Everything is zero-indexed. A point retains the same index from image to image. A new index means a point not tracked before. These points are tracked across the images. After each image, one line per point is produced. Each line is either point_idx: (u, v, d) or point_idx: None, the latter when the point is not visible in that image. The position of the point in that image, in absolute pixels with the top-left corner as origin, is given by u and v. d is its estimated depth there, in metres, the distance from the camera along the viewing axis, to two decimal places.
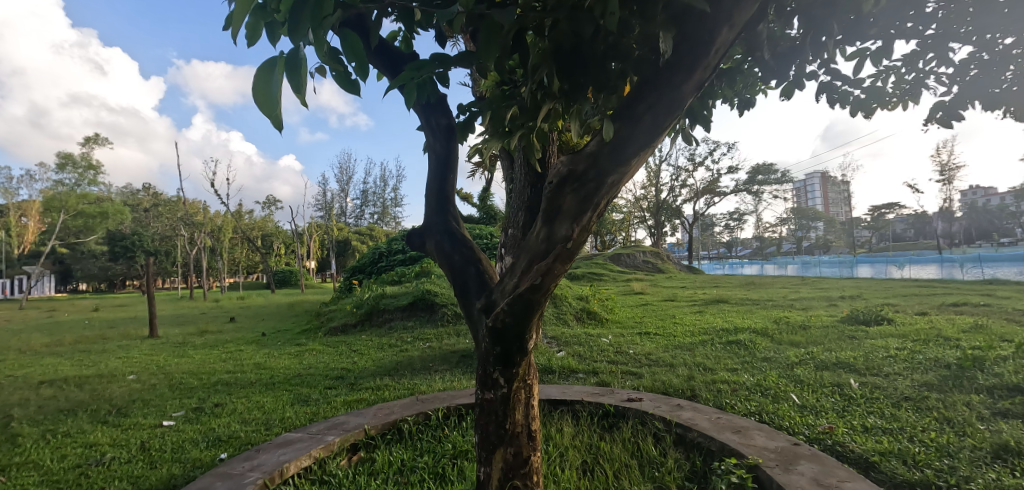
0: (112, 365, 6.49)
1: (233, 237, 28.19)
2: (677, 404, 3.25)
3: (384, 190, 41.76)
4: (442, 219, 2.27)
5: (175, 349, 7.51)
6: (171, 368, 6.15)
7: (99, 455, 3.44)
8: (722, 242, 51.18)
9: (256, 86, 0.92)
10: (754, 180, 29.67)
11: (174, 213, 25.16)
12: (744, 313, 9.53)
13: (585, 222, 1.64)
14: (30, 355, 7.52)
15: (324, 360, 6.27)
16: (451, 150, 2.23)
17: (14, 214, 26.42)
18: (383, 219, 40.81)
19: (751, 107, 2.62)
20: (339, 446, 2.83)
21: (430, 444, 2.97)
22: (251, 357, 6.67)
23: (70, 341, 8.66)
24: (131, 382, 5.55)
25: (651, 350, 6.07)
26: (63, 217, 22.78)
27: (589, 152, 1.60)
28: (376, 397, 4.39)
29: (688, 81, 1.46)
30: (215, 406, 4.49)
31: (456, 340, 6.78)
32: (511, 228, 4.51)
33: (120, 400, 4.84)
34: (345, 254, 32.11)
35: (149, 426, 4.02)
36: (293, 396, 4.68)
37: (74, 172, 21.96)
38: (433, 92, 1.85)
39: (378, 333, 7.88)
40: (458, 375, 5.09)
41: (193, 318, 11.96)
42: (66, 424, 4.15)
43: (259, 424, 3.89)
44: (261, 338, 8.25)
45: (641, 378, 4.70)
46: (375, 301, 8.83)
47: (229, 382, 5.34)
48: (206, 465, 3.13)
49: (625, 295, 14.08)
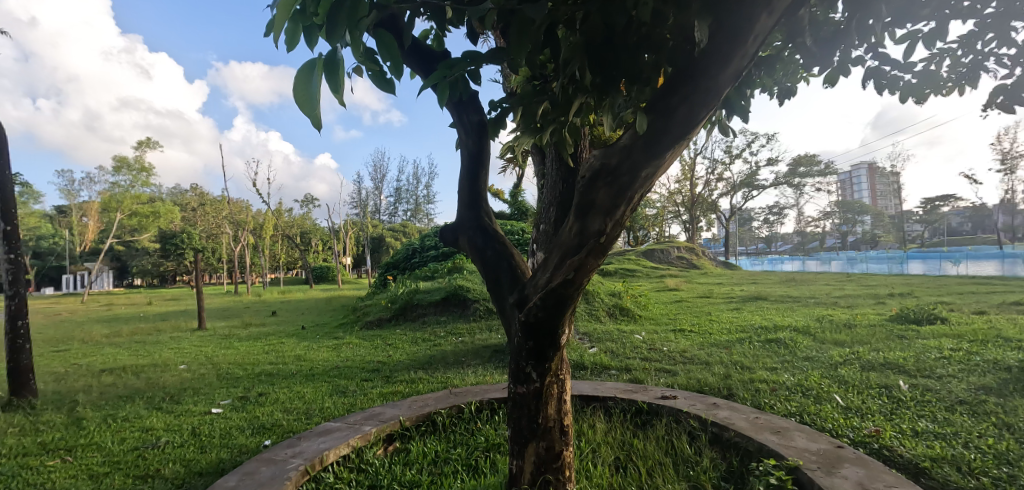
0: (165, 355, 6.89)
1: (274, 234, 29.30)
2: (714, 402, 3.16)
3: (416, 187, 42.50)
4: (475, 215, 2.30)
5: (222, 341, 7.88)
6: (218, 359, 6.46)
7: (154, 439, 3.66)
8: (761, 238, 49.56)
9: (297, 88, 1.02)
10: (795, 172, 28.55)
11: (219, 212, 26.39)
12: (785, 311, 9.20)
13: (620, 215, 1.63)
14: (93, 344, 8.08)
15: (361, 353, 6.46)
16: (482, 146, 2.26)
17: (75, 214, 28.26)
18: (416, 216, 41.69)
19: (792, 95, 2.54)
20: (376, 436, 2.91)
21: (463, 437, 3.03)
22: (292, 349, 6.94)
23: (126, 333, 9.20)
24: (182, 371, 5.87)
25: (686, 348, 5.96)
26: (119, 216, 24.21)
27: (622, 146, 1.58)
28: (411, 389, 4.48)
29: (724, 70, 1.42)
30: (259, 395, 4.70)
31: (488, 335, 6.81)
32: (543, 224, 4.54)
33: (172, 388, 5.14)
34: (379, 251, 32.81)
35: (200, 413, 4.25)
36: (332, 387, 4.84)
37: (129, 175, 23.16)
38: (465, 90, 1.90)
39: (412, 327, 8.05)
40: (490, 369, 5.15)
41: (239, 312, 12.55)
42: (125, 410, 4.42)
43: (300, 413, 4.05)
44: (301, 332, 8.58)
45: (675, 375, 4.64)
46: (409, 296, 9.02)
47: (272, 373, 5.58)
48: (252, 451, 3.28)
49: (659, 291, 13.81)
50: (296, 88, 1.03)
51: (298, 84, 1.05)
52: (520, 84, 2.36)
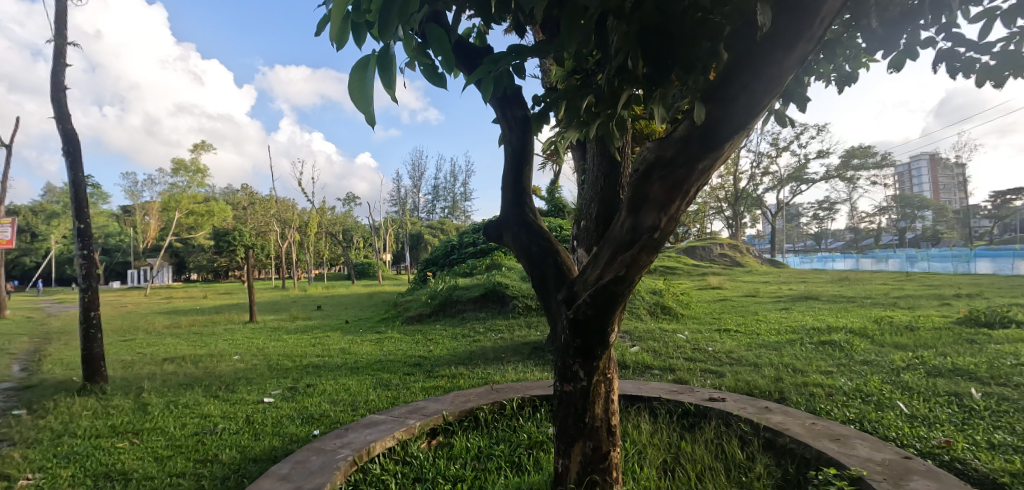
0: (220, 346, 7.26)
1: (319, 232, 30.36)
2: (767, 406, 3.02)
3: (454, 185, 43.02)
4: (520, 211, 2.28)
5: (272, 334, 8.23)
6: (269, 351, 6.74)
7: (212, 425, 3.85)
8: (810, 235, 47.33)
9: (352, 84, 1.05)
10: (848, 165, 27.03)
11: (268, 210, 27.58)
12: (839, 311, 8.73)
13: (675, 209, 1.56)
14: (155, 335, 8.62)
15: (402, 347, 6.59)
16: (527, 141, 2.25)
17: (139, 213, 30.20)
18: (454, 213, 42.24)
19: (853, 82, 2.37)
20: (420, 430, 2.95)
21: (505, 433, 3.03)
22: (337, 343, 7.17)
23: (185, 324, 9.75)
24: (236, 361, 6.17)
25: (732, 348, 5.74)
26: (178, 214, 25.67)
27: (677, 138, 1.52)
28: (452, 384, 4.53)
29: (789, 55, 1.33)
30: (307, 386, 4.88)
31: (527, 332, 6.81)
32: (585, 220, 4.48)
33: (227, 377, 5.40)
34: (418, 248, 33.40)
35: (253, 401, 4.44)
36: (375, 380, 4.96)
37: (185, 176, 24.47)
38: (510, 85, 1.91)
39: (452, 322, 8.15)
40: (529, 366, 5.13)
41: (287, 306, 13.09)
42: (185, 397, 4.69)
43: (346, 405, 4.17)
44: (344, 326, 8.84)
45: (722, 377, 4.48)
46: (448, 292, 9.13)
47: (319, 365, 5.77)
48: (302, 439, 3.40)
49: (701, 290, 13.40)
50: (352, 83, 1.06)
51: (352, 80, 1.08)
52: (564, 78, 2.33)
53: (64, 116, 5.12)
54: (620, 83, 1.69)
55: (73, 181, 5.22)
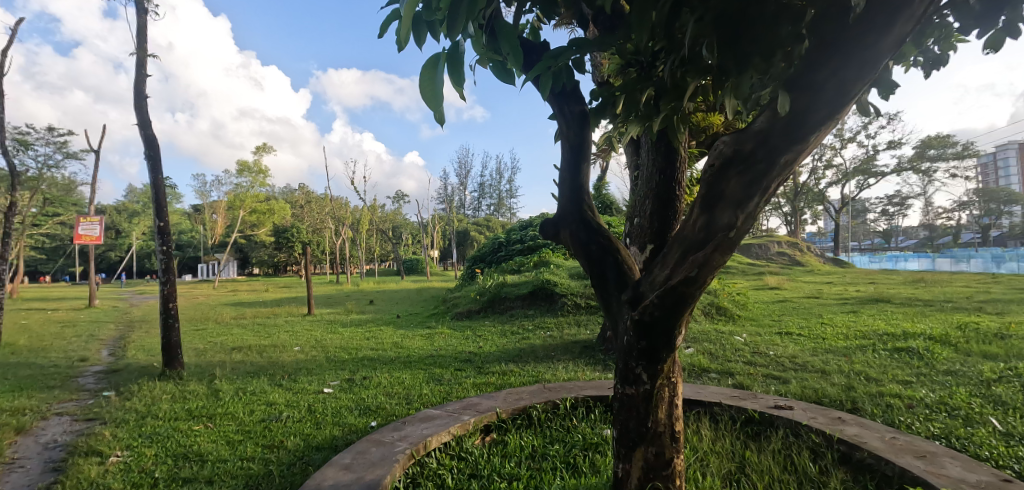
0: (283, 337, 7.66)
1: (370, 229, 31.42)
2: (840, 417, 2.83)
3: (499, 182, 43.33)
4: (578, 208, 2.23)
5: (328, 326, 8.59)
6: (327, 342, 7.05)
7: (277, 413, 4.06)
8: (878, 233, 44.13)
9: (424, 80, 1.07)
10: (923, 156, 24.96)
11: (323, 209, 28.82)
12: (915, 315, 8.05)
13: (753, 207, 1.47)
14: (224, 325, 9.21)
15: (452, 342, 6.70)
16: (584, 136, 2.19)
17: (208, 212, 32.39)
18: (499, 211, 42.55)
19: (941, 65, 2.11)
20: (474, 426, 2.98)
21: (559, 433, 3.00)
22: (390, 337, 7.38)
23: (250, 316, 10.35)
24: (297, 352, 6.49)
25: (795, 353, 5.43)
26: (242, 213, 27.29)
27: (757, 130, 1.44)
28: (503, 381, 4.55)
29: (887, 35, 1.22)
30: (364, 378, 5.05)
31: (576, 331, 6.74)
32: (638, 218, 4.37)
33: (290, 367, 5.70)
34: (464, 244, 33.86)
35: (314, 392, 4.64)
36: (428, 374, 5.07)
37: (249, 176, 25.96)
38: (568, 79, 1.87)
39: (501, 319, 8.19)
40: (581, 365, 5.07)
41: (342, 300, 13.62)
42: (252, 384, 4.96)
43: (401, 398, 4.27)
44: (395, 320, 9.09)
45: (787, 384, 4.24)
46: (496, 289, 9.19)
47: (373, 358, 5.96)
48: (361, 430, 3.52)
49: (758, 290, 12.79)
50: (423, 81, 1.07)
51: (422, 79, 1.09)
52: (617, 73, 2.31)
53: (145, 122, 5.53)
54: (685, 75, 1.63)
55: (153, 182, 5.64)
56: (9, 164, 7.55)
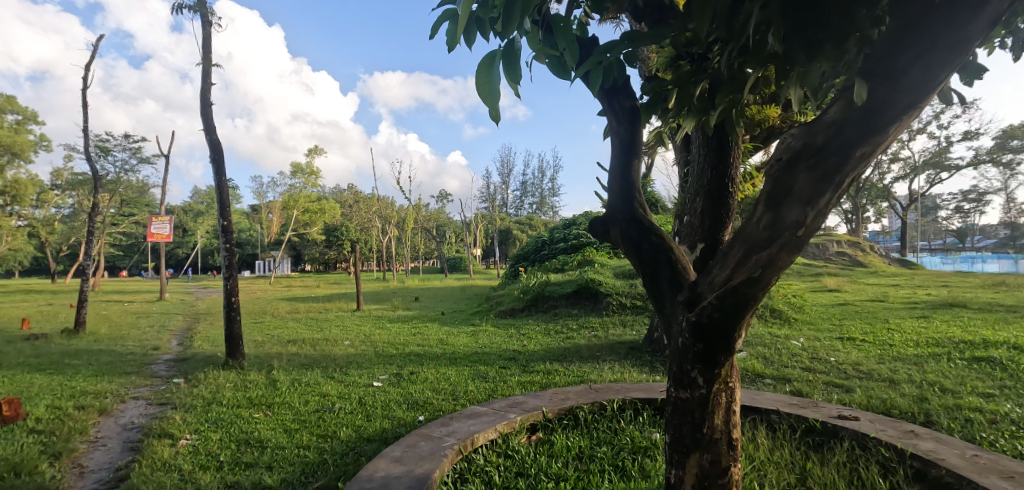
0: (334, 331, 7.98)
1: (415, 227, 32.13)
2: (912, 430, 2.62)
3: (542, 181, 43.21)
4: (629, 206, 2.19)
5: (377, 322, 8.86)
6: (375, 337, 7.27)
7: (330, 404, 4.22)
8: (951, 232, 40.78)
9: (480, 78, 1.08)
10: (1005, 148, 22.83)
11: (371, 208, 29.74)
12: (997, 323, 7.36)
13: (825, 204, 1.39)
14: (280, 318, 9.69)
15: (496, 340, 6.74)
16: (635, 133, 2.16)
17: (265, 211, 34.16)
18: (542, 209, 42.46)
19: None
20: (520, 425, 2.99)
21: (607, 435, 2.96)
22: (435, 333, 7.52)
23: (303, 310, 10.84)
24: (348, 346, 6.73)
25: (859, 360, 5.10)
26: (296, 212, 28.60)
27: (830, 122, 1.36)
28: (547, 380, 4.54)
29: (979, 16, 1.11)
30: (411, 373, 5.17)
31: (622, 331, 6.62)
32: (688, 215, 4.24)
33: (342, 360, 5.92)
34: (506, 243, 33.98)
35: (364, 385, 4.80)
36: (473, 371, 5.12)
37: (302, 178, 27.16)
38: (619, 74, 1.84)
39: (545, 318, 8.17)
40: (627, 366, 4.97)
41: (389, 296, 14.02)
42: (307, 376, 5.19)
43: (447, 394, 4.34)
44: (440, 317, 9.26)
45: (850, 392, 3.99)
46: (540, 287, 9.17)
47: (420, 354, 6.09)
48: (409, 424, 3.61)
49: (815, 292, 12.11)
50: (479, 79, 1.08)
51: (478, 75, 1.09)
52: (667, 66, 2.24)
53: (210, 127, 5.89)
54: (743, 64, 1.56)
55: (217, 183, 6.00)
56: (92, 168, 8.22)
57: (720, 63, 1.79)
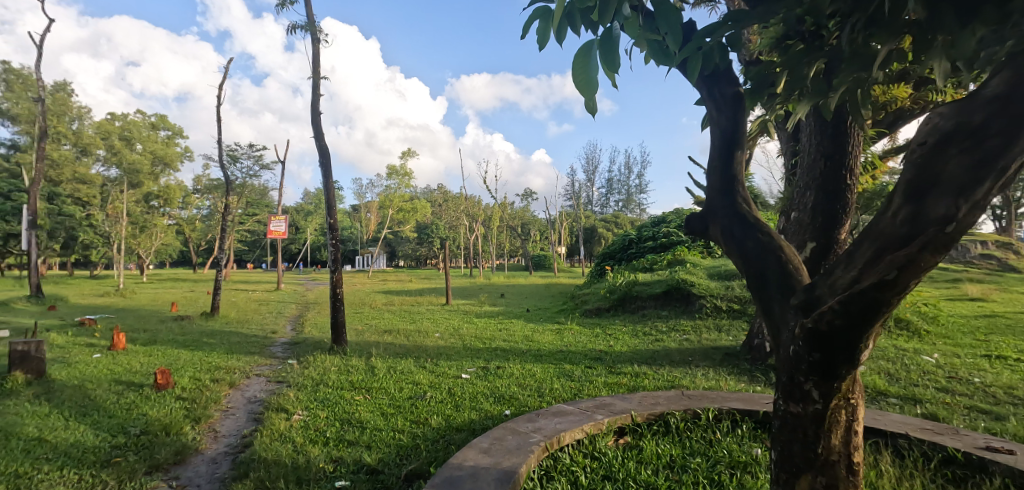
0: (426, 323, 8.40)
1: (500, 225, 32.75)
2: None
3: (628, 177, 41.93)
4: (732, 201, 2.04)
5: (465, 316, 9.18)
6: (464, 331, 7.52)
7: (422, 392, 4.44)
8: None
9: (580, 71, 1.23)
10: None
11: (459, 206, 30.89)
12: None
13: (982, 196, 1.18)
14: (379, 309, 10.42)
15: (581, 339, 6.67)
16: (738, 121, 2.03)
17: (364, 211, 36.90)
18: (628, 206, 41.25)
19: None
20: (608, 427, 2.94)
21: (701, 445, 2.79)
22: (521, 329, 7.61)
23: (398, 303, 11.53)
24: (438, 338, 7.04)
25: (1013, 383, 4.31)
26: (391, 211, 30.51)
27: (992, 101, 1.18)
28: (635, 383, 4.39)
29: None
30: (498, 368, 5.27)
31: (717, 336, 6.22)
32: (796, 210, 3.87)
33: (432, 351, 6.21)
34: (591, 241, 33.44)
35: (452, 376, 4.98)
36: (559, 369, 5.10)
37: (397, 179, 28.86)
38: (721, 59, 1.73)
39: (631, 318, 7.92)
40: (723, 374, 4.65)
41: (475, 292, 14.47)
42: (402, 364, 5.51)
43: (532, 390, 4.37)
44: (525, 314, 9.37)
45: (1001, 421, 3.38)
46: (627, 287, 8.91)
47: (506, 349, 6.20)
48: (496, 416, 3.70)
49: (954, 301, 10.44)
50: (577, 64, 1.24)
51: (578, 68, 1.24)
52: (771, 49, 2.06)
53: (319, 134, 6.46)
54: (868, 38, 1.40)
55: (326, 184, 6.56)
56: (226, 173, 9.41)
57: (840, 39, 1.62)
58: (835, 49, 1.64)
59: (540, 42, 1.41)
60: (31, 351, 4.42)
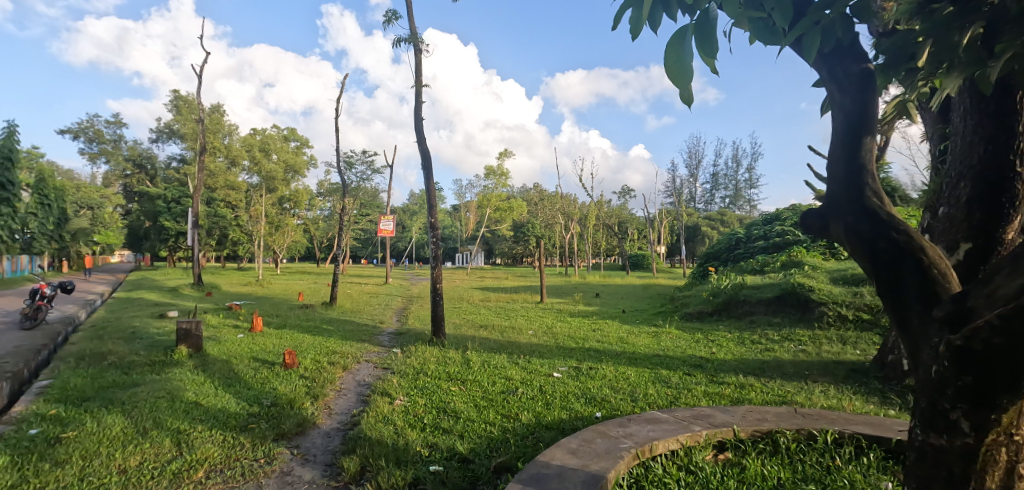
0: (519, 320, 8.53)
1: (596, 224, 32.22)
2: None
3: (737, 171, 38.78)
4: (857, 196, 1.79)
5: (557, 315, 9.17)
6: (556, 330, 7.52)
7: (514, 388, 4.52)
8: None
9: (672, 54, 1.22)
10: None
11: (554, 204, 31.03)
12: None
13: None
14: (474, 305, 10.83)
15: (681, 344, 6.29)
16: (867, 102, 1.76)
17: (464, 210, 38.49)
18: (736, 203, 38.25)
19: None
20: (706, 440, 2.74)
21: (816, 471, 2.49)
22: (615, 331, 7.40)
23: (493, 299, 11.88)
24: (531, 336, 7.10)
25: None
26: (489, 210, 31.49)
27: None
28: (740, 395, 4.05)
29: None
30: (590, 368, 5.19)
31: (840, 348, 5.52)
32: (945, 205, 3.31)
33: (525, 348, 6.29)
34: (693, 240, 31.57)
35: (544, 374, 5.00)
36: (654, 374, 4.87)
37: (494, 179, 29.70)
38: (846, 33, 1.55)
39: (737, 325, 7.31)
40: (847, 392, 4.11)
41: (569, 291, 14.39)
42: (496, 359, 5.66)
43: (625, 394, 4.23)
44: (621, 315, 9.10)
45: None
46: (734, 290, 8.25)
47: (600, 350, 6.07)
48: (586, 418, 3.63)
49: None
50: (669, 53, 1.21)
51: (671, 50, 1.23)
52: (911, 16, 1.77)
53: (421, 138, 6.86)
54: None
55: (427, 185, 6.96)
56: (342, 178, 10.41)
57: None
58: (999, 9, 1.40)
59: (631, 31, 1.31)
60: (192, 329, 5.27)
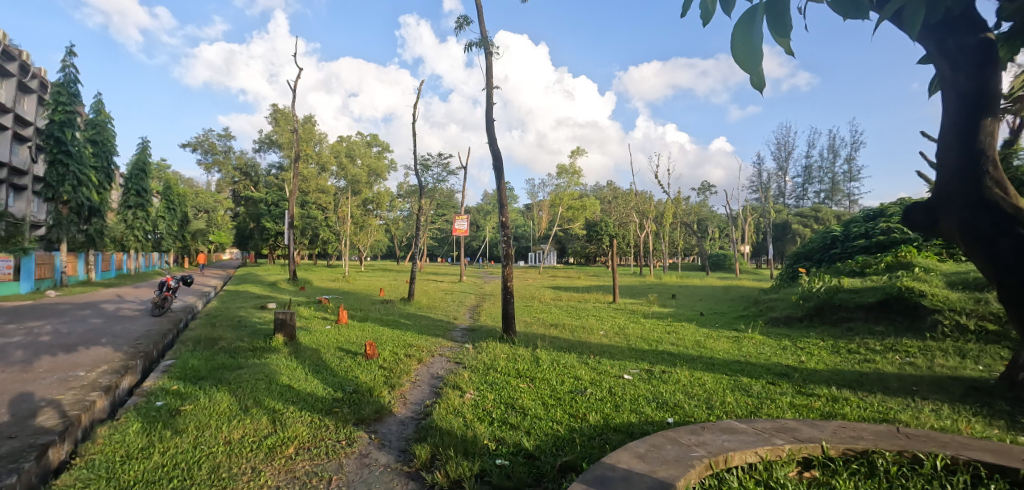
0: (591, 320, 8.42)
1: (674, 222, 30.82)
2: None
3: (834, 162, 35.12)
4: None
5: (631, 315, 8.93)
6: (628, 331, 7.32)
7: (583, 388, 4.47)
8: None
9: (740, 42, 1.20)
10: None
11: (628, 202, 30.28)
12: None
13: None
14: (544, 304, 10.85)
15: (765, 351, 5.85)
16: None
17: (538, 210, 38.63)
18: (833, 198, 34.71)
19: None
20: (790, 455, 2.54)
21: None
22: (692, 334, 7.04)
23: (564, 298, 11.81)
24: (601, 336, 6.97)
25: None
26: (561, 210, 31.31)
27: None
28: (831, 409, 3.69)
29: None
30: (663, 372, 5.00)
31: (959, 362, 4.82)
32: None
33: (596, 348, 6.19)
34: (782, 239, 29.11)
35: (614, 375, 4.90)
36: (733, 382, 4.58)
37: (567, 178, 29.45)
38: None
39: (831, 332, 6.64)
40: (965, 412, 3.59)
41: (643, 291, 13.92)
42: (565, 359, 5.63)
43: (700, 401, 4.03)
44: (698, 317, 8.64)
45: None
46: (829, 293, 7.50)
47: (674, 354, 5.82)
48: (657, 423, 3.50)
49: None
50: (737, 35, 1.21)
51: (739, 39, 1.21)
52: None
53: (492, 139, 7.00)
54: None
55: (498, 185, 7.09)
56: (419, 180, 10.92)
57: None
58: None
59: (702, 17, 1.30)
60: (287, 319, 5.81)
